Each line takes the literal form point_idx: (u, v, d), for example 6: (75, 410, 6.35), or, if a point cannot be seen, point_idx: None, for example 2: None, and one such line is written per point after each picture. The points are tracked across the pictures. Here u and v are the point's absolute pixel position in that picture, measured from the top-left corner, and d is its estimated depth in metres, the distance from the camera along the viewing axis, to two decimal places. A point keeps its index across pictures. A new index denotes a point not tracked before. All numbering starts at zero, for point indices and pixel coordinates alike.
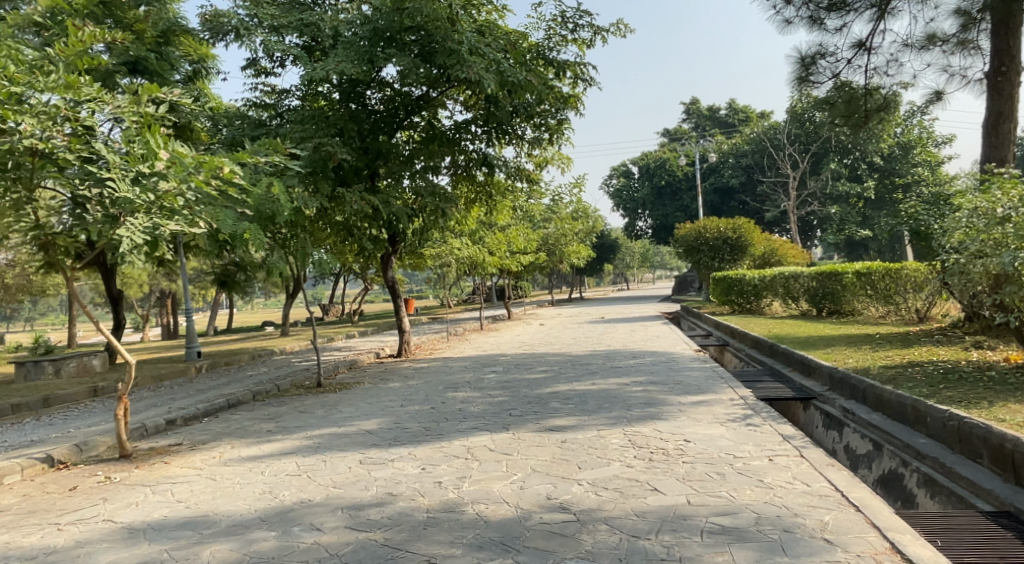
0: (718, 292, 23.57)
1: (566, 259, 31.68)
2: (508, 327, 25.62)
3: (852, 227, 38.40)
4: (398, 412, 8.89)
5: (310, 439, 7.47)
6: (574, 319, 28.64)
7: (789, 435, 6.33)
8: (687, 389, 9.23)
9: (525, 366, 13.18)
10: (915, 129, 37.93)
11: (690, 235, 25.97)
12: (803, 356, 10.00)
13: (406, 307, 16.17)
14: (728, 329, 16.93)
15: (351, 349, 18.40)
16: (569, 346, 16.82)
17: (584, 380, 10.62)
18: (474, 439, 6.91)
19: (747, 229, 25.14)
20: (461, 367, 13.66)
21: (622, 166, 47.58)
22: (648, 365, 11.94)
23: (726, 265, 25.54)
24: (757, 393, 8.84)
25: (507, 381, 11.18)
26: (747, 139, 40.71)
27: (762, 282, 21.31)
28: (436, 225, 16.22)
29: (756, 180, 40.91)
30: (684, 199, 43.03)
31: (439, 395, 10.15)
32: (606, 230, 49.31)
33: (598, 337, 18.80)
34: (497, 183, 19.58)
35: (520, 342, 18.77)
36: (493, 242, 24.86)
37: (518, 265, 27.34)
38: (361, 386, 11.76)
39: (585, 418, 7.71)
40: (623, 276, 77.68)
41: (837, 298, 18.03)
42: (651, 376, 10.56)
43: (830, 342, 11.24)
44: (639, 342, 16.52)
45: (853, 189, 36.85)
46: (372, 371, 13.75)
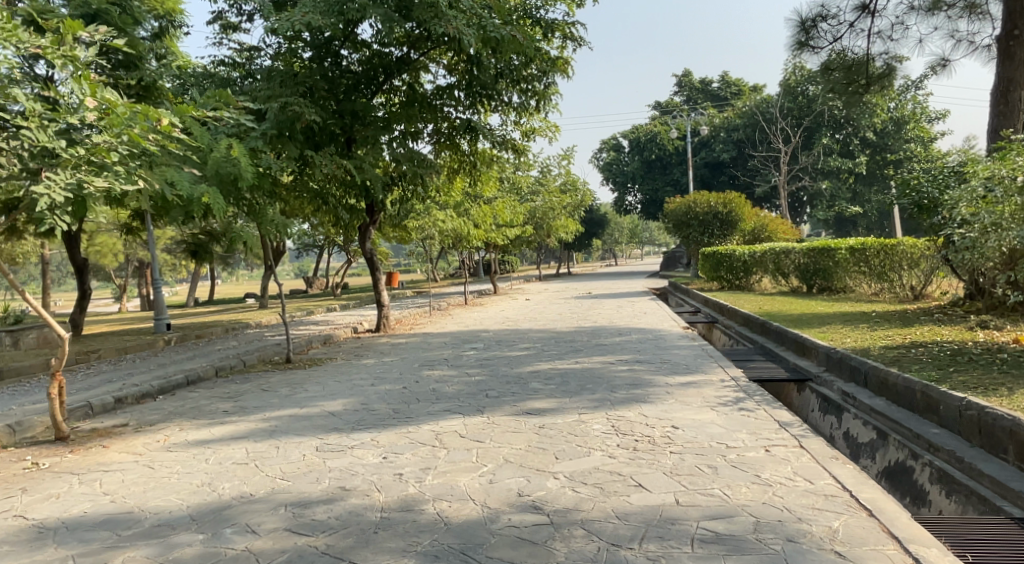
0: (707, 268, 23.04)
1: (554, 233, 31.09)
2: (493, 302, 25.05)
3: (843, 203, 37.94)
4: (366, 391, 8.31)
5: (267, 421, 6.89)
6: (561, 294, 28.10)
7: (787, 422, 5.78)
8: (675, 369, 8.69)
9: (506, 343, 12.60)
10: (909, 104, 37.32)
11: (679, 209, 25.37)
12: (798, 335, 9.45)
13: (384, 279, 15.55)
14: (717, 305, 16.43)
15: (329, 323, 17.80)
16: (553, 321, 16.27)
17: (567, 359, 10.06)
18: (444, 423, 6.33)
19: (738, 203, 24.43)
20: (440, 343, 13.06)
21: (612, 140, 46.87)
22: (634, 342, 11.40)
23: (716, 240, 24.99)
24: (748, 374, 8.30)
25: (486, 358, 10.61)
26: (738, 112, 40.05)
27: (751, 258, 20.78)
28: (416, 194, 15.54)
29: (747, 154, 40.33)
30: (673, 174, 42.44)
31: (413, 373, 9.57)
32: (595, 205, 48.72)
33: (584, 313, 18.26)
34: (481, 153, 18.89)
35: (504, 318, 18.20)
36: (478, 214, 24.18)
37: (504, 239, 26.74)
38: (332, 362, 11.17)
39: (566, 400, 7.15)
40: (611, 252, 77.17)
41: (828, 274, 17.53)
42: (637, 354, 10.02)
43: (824, 320, 10.72)
44: (625, 318, 15.99)
45: (845, 165, 36.32)
46: (346, 347, 13.15)
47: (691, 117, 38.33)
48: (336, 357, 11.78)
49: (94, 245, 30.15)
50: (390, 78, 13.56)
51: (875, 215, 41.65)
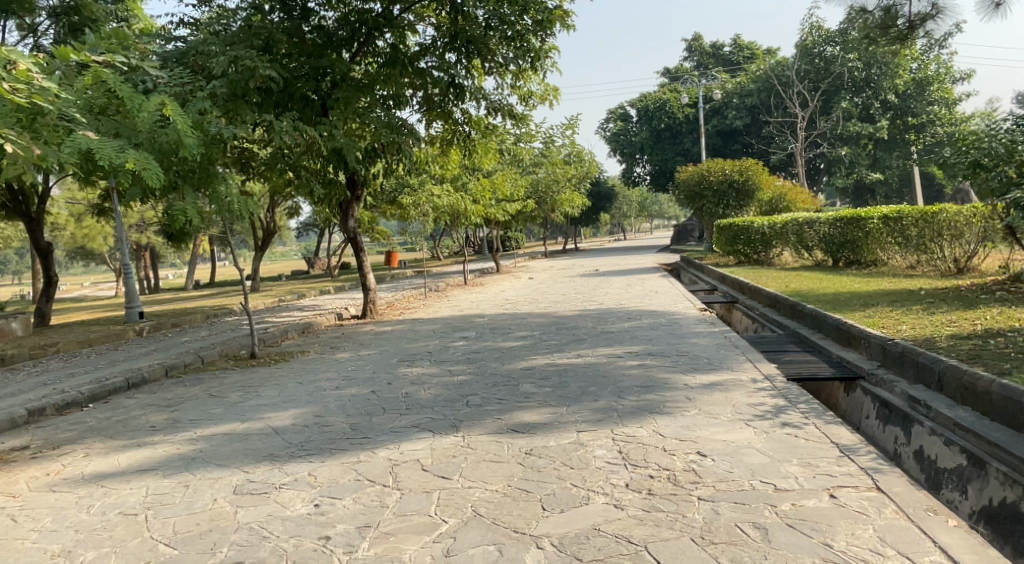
0: (722, 241, 21.53)
1: (559, 207, 29.61)
2: (495, 282, 23.70)
3: (863, 170, 36.23)
4: (328, 397, 6.99)
5: (195, 440, 5.60)
6: (566, 272, 26.68)
7: (849, 449, 4.41)
8: (695, 365, 7.33)
9: (502, 330, 11.28)
10: (933, 64, 35.37)
11: (691, 178, 23.86)
12: (838, 321, 8.06)
13: (370, 262, 14.28)
14: (735, 283, 15.10)
15: (316, 309, 16.52)
16: (557, 303, 14.92)
17: (568, 352, 8.73)
18: (407, 446, 5.03)
19: (755, 171, 22.89)
20: (429, 332, 11.76)
21: (620, 109, 45.12)
22: (645, 329, 10.05)
23: (732, 211, 23.49)
24: (783, 370, 6.99)
25: (476, 351, 9.30)
26: (752, 77, 38.23)
27: (771, 229, 19.31)
28: (404, 166, 14.15)
29: (761, 121, 38.57)
30: (684, 143, 40.76)
31: (390, 371, 8.27)
32: (602, 177, 47.08)
33: (590, 293, 16.89)
34: (475, 119, 17.38)
35: (503, 300, 16.85)
36: (477, 188, 22.76)
37: (505, 214, 25.33)
38: (304, 356, 9.90)
39: (563, 411, 5.82)
40: (619, 227, 75.62)
41: (857, 246, 16.06)
42: (649, 345, 8.67)
43: (864, 301, 9.31)
44: (636, 299, 14.63)
45: (865, 129, 34.54)
46: (324, 336, 11.85)
47: (702, 82, 36.58)
48: (310, 349, 10.51)
49: (80, 227, 28.92)
50: (370, 36, 12.14)
51: (896, 183, 39.84)
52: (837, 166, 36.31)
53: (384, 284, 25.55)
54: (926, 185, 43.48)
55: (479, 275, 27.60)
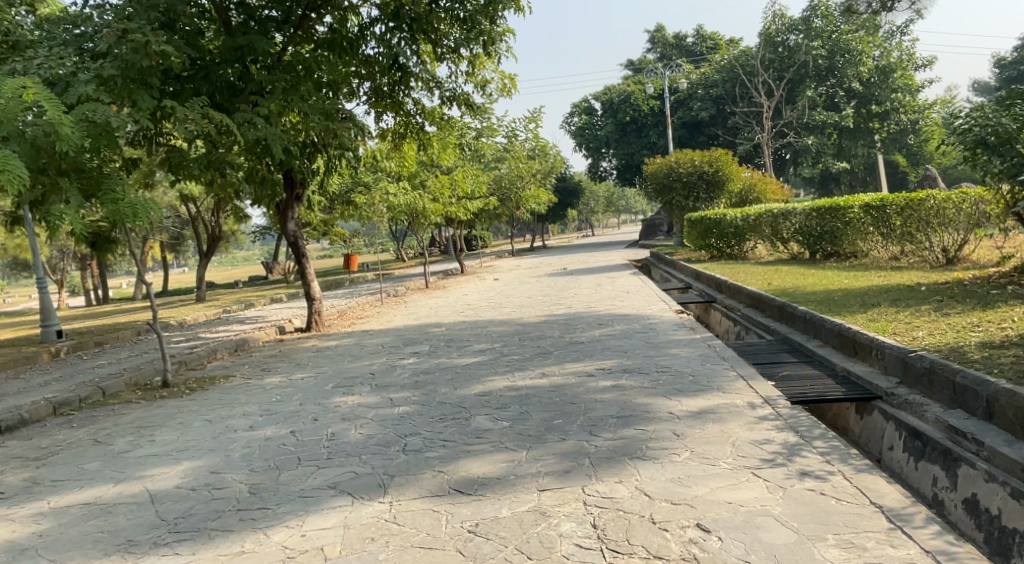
0: (694, 236, 20.52)
1: (523, 204, 28.41)
2: (457, 285, 22.44)
3: (829, 160, 35.54)
4: (236, 440, 5.71)
5: (42, 514, 4.34)
6: (533, 271, 25.51)
7: (907, 522, 3.31)
8: (680, 387, 6.19)
9: (457, 344, 10.03)
10: (895, 51, 34.55)
11: (659, 171, 22.81)
12: (837, 324, 6.99)
13: (312, 269, 13.06)
14: (710, 280, 14.13)
15: (259, 322, 15.16)
16: (521, 308, 13.70)
17: (530, 370, 7.54)
18: (314, 522, 3.81)
19: (725, 161, 21.93)
20: (376, 347, 10.48)
21: (584, 102, 44.09)
22: (618, 339, 8.90)
23: (702, 204, 22.51)
24: (782, 390, 5.93)
25: (426, 371, 8.07)
26: (716, 68, 37.40)
27: (745, 223, 18.30)
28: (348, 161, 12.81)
29: (727, 112, 37.77)
30: (649, 136, 39.84)
31: (321, 402, 7.02)
32: (568, 172, 46.02)
33: (558, 295, 15.74)
34: (428, 110, 16.09)
35: (464, 305, 15.61)
36: (435, 185, 21.46)
37: (467, 212, 24.07)
38: (227, 382, 8.61)
39: (523, 458, 4.63)
40: (587, 223, 74.71)
41: (836, 237, 15.09)
42: (624, 359, 7.52)
43: (860, 299, 8.25)
44: (606, 301, 13.50)
45: (831, 119, 33.80)
46: (256, 357, 10.54)
47: (666, 72, 35.63)
48: (236, 374, 9.21)
49: (13, 238, 27.04)
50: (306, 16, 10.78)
51: (862, 172, 39.24)
52: (804, 156, 35.57)
53: (341, 290, 24.13)
54: (892, 173, 43.01)
55: (441, 276, 26.33)
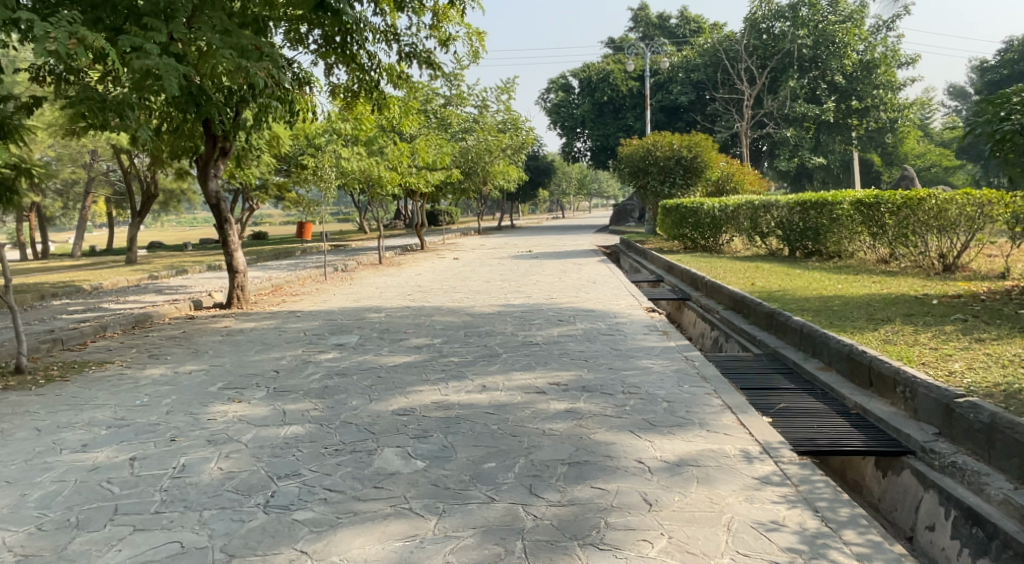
0: (668, 224, 19.17)
1: (491, 179, 26.87)
2: (412, 262, 20.90)
3: (807, 155, 34.45)
4: (52, 475, 4.25)
5: None
6: (496, 252, 24.06)
7: None
8: (652, 418, 4.81)
9: (389, 336, 8.53)
10: (880, 47, 33.23)
11: (635, 153, 21.40)
12: (842, 342, 5.62)
13: (237, 238, 11.58)
14: (683, 275, 12.87)
15: (182, 294, 13.56)
16: (474, 295, 12.22)
17: (467, 380, 6.09)
18: None
19: (704, 147, 20.59)
20: (296, 334, 8.95)
21: (562, 79, 42.57)
22: (578, 342, 7.49)
23: (677, 191, 21.18)
24: (782, 430, 4.57)
25: (341, 373, 6.58)
26: (699, 51, 36.07)
27: (723, 213, 16.97)
28: (281, 112, 11.15)
29: (707, 98, 36.58)
30: (626, 118, 38.55)
31: (194, 413, 5.54)
32: (540, 151, 44.57)
33: (518, 280, 14.33)
34: (387, 67, 14.43)
35: (413, 287, 14.08)
36: (393, 153, 19.81)
37: (429, 185, 22.49)
38: (99, 374, 7.10)
39: (426, 537, 3.25)
40: (558, 205, 73.31)
41: (820, 235, 13.78)
42: (584, 372, 6.10)
43: (863, 309, 6.89)
44: (569, 292, 12.11)
45: (811, 112, 32.65)
46: (150, 340, 9.01)
47: (648, 52, 34.24)
48: (114, 363, 7.70)
49: None
50: None
51: (838, 169, 38.26)
52: (781, 148, 34.44)
53: (288, 260, 22.43)
54: (868, 171, 42.11)
55: (400, 251, 24.80)
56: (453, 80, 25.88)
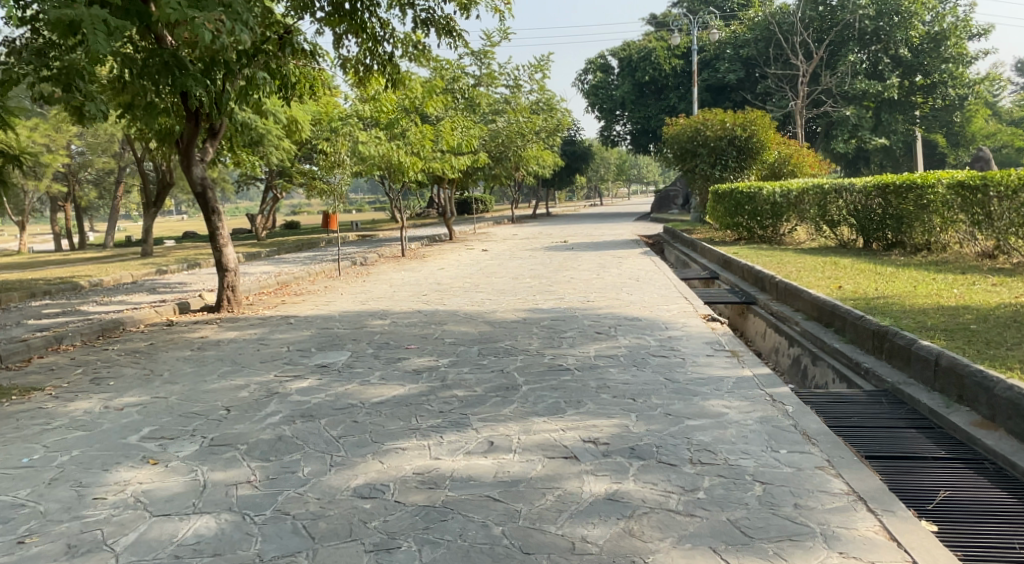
0: (719, 213, 17.26)
1: (523, 164, 25.19)
2: (438, 255, 19.37)
3: (866, 136, 32.21)
4: None
5: None
6: (529, 242, 22.41)
7: None
8: (744, 519, 3.11)
9: (385, 353, 6.92)
10: (949, 16, 31.02)
11: (683, 133, 19.52)
12: (1011, 389, 3.86)
13: (226, 231, 10.15)
14: (742, 273, 11.11)
15: (174, 293, 12.15)
16: (497, 296, 10.55)
17: (469, 430, 4.43)
18: None
19: (761, 125, 18.60)
20: (276, 350, 7.37)
21: (600, 59, 40.60)
22: (622, 368, 5.78)
23: (729, 174, 19.24)
24: (964, 559, 2.84)
25: (308, 414, 4.99)
26: (749, 25, 34.04)
27: (784, 199, 15.02)
28: (271, 82, 9.77)
29: (757, 76, 34.57)
30: (669, 98, 36.60)
31: (86, 481, 4.00)
32: (577, 135, 42.69)
33: (550, 276, 12.64)
34: (403, 37, 12.80)
35: (431, 285, 12.49)
36: (416, 135, 18.20)
37: (457, 171, 20.93)
38: (11, 411, 5.61)
39: None
40: (597, 192, 71.21)
41: (905, 224, 11.80)
42: (632, 420, 4.40)
43: (1016, 329, 5.07)
44: (608, 293, 10.38)
45: (872, 88, 30.45)
46: (108, 355, 7.56)
47: (695, 26, 32.27)
48: (45, 391, 6.22)
49: None
50: None
51: (899, 151, 35.77)
52: (838, 129, 32.20)
53: (307, 253, 21.06)
54: (930, 153, 39.51)
55: (427, 242, 23.32)
56: (483, 57, 24.18)
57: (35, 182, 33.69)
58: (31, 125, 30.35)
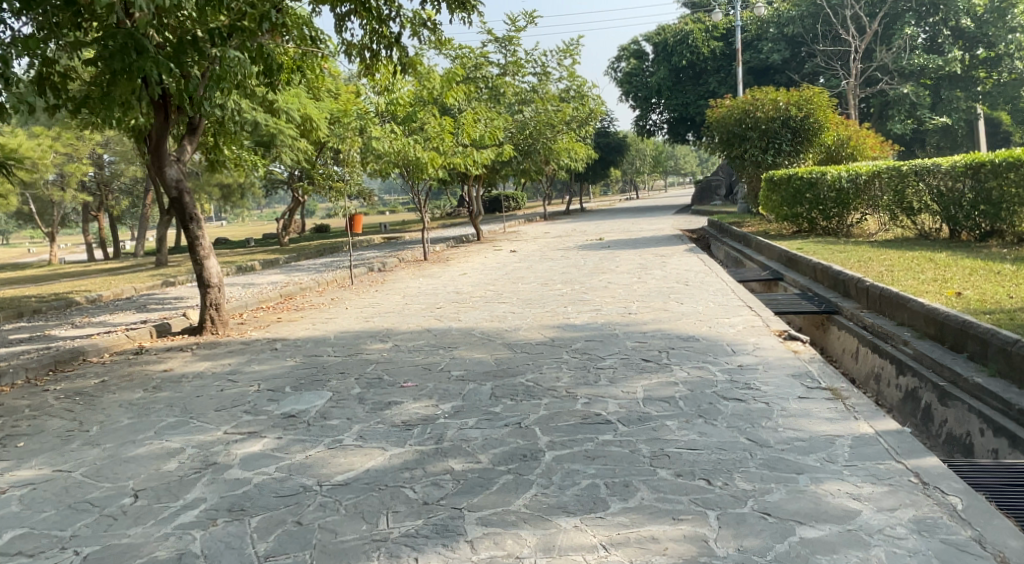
0: (774, 203, 15.56)
1: (554, 158, 23.79)
2: (465, 257, 18.07)
3: (926, 115, 30.91)
4: None
5: None
6: (562, 240, 21.02)
7: None
8: None
9: (374, 393, 5.42)
10: None
11: (728, 117, 17.89)
12: None
13: (208, 241, 8.75)
14: (814, 272, 9.48)
15: (160, 310, 10.78)
16: (522, 309, 9.02)
17: (460, 548, 2.92)
18: None
19: (819, 104, 16.89)
20: (242, 388, 5.90)
21: (633, 45, 38.87)
22: (684, 424, 4.19)
23: (782, 160, 17.54)
24: None
25: (238, 507, 3.50)
26: (793, 1, 32.95)
27: (853, 185, 13.49)
28: (246, 66, 8.10)
29: (804, 54, 33.40)
30: (709, 83, 34.80)
31: None
32: (611, 127, 41.07)
33: (583, 281, 11.04)
34: (411, 16, 11.31)
35: (447, 296, 10.99)
36: (436, 127, 16.85)
37: (481, 166, 19.50)
38: None
39: None
40: (631, 184, 69.50)
41: (1005, 210, 10.19)
42: (714, 535, 2.85)
43: None
44: (653, 302, 8.76)
45: (932, 63, 30.02)
46: (43, 399, 6.15)
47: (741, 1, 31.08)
48: None
49: None
50: None
51: (959, 131, 33.79)
52: (895, 108, 31.04)
53: (326, 258, 19.86)
54: (992, 132, 38.79)
55: (453, 244, 21.87)
56: (508, 44, 22.70)
57: (60, 192, 33.03)
58: (52, 134, 29.62)
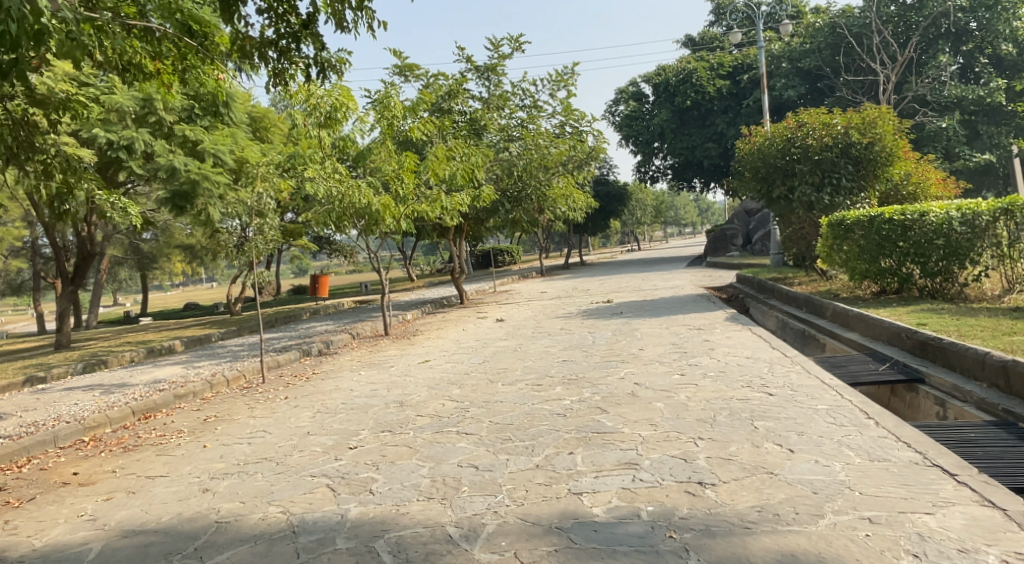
0: (847, 254, 11.64)
1: (548, 205, 19.92)
2: (434, 330, 14.00)
3: (964, 152, 27.28)
4: None
5: None
6: (562, 304, 16.98)
7: None
8: None
9: None
10: None
11: (771, 145, 14.05)
12: None
13: None
14: (1004, 377, 5.41)
15: None
16: (490, 460, 4.94)
17: None
18: None
19: (888, 125, 13.08)
20: None
21: (631, 87, 35.59)
22: None
23: (840, 197, 13.66)
24: None
25: None
26: (808, 33, 29.80)
27: (968, 228, 9.63)
28: None
29: (823, 88, 30.03)
30: (717, 124, 31.25)
31: None
32: (610, 174, 37.47)
33: (594, 384, 6.96)
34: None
35: (379, 412, 6.90)
36: (393, 165, 12.94)
37: (456, 216, 15.64)
38: None
39: None
40: (632, 236, 65.76)
41: None
42: None
43: None
44: (734, 449, 4.67)
45: (969, 93, 26.61)
46: None
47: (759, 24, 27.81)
48: None
49: None
50: None
51: (1000, 170, 30.07)
52: (929, 145, 27.29)
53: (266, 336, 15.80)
54: None
55: (428, 311, 17.78)
56: (489, 73, 19.08)
57: None
58: None
